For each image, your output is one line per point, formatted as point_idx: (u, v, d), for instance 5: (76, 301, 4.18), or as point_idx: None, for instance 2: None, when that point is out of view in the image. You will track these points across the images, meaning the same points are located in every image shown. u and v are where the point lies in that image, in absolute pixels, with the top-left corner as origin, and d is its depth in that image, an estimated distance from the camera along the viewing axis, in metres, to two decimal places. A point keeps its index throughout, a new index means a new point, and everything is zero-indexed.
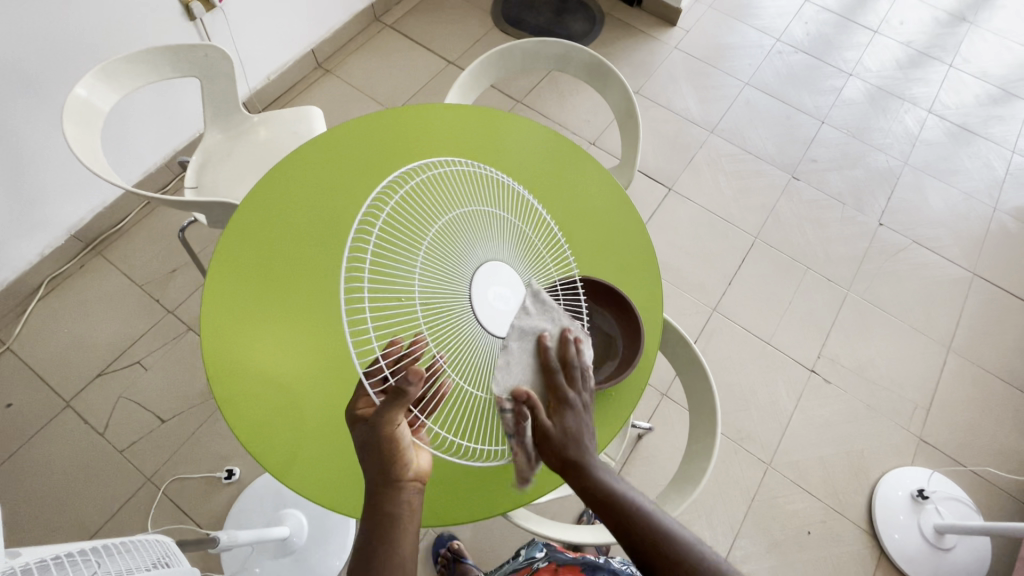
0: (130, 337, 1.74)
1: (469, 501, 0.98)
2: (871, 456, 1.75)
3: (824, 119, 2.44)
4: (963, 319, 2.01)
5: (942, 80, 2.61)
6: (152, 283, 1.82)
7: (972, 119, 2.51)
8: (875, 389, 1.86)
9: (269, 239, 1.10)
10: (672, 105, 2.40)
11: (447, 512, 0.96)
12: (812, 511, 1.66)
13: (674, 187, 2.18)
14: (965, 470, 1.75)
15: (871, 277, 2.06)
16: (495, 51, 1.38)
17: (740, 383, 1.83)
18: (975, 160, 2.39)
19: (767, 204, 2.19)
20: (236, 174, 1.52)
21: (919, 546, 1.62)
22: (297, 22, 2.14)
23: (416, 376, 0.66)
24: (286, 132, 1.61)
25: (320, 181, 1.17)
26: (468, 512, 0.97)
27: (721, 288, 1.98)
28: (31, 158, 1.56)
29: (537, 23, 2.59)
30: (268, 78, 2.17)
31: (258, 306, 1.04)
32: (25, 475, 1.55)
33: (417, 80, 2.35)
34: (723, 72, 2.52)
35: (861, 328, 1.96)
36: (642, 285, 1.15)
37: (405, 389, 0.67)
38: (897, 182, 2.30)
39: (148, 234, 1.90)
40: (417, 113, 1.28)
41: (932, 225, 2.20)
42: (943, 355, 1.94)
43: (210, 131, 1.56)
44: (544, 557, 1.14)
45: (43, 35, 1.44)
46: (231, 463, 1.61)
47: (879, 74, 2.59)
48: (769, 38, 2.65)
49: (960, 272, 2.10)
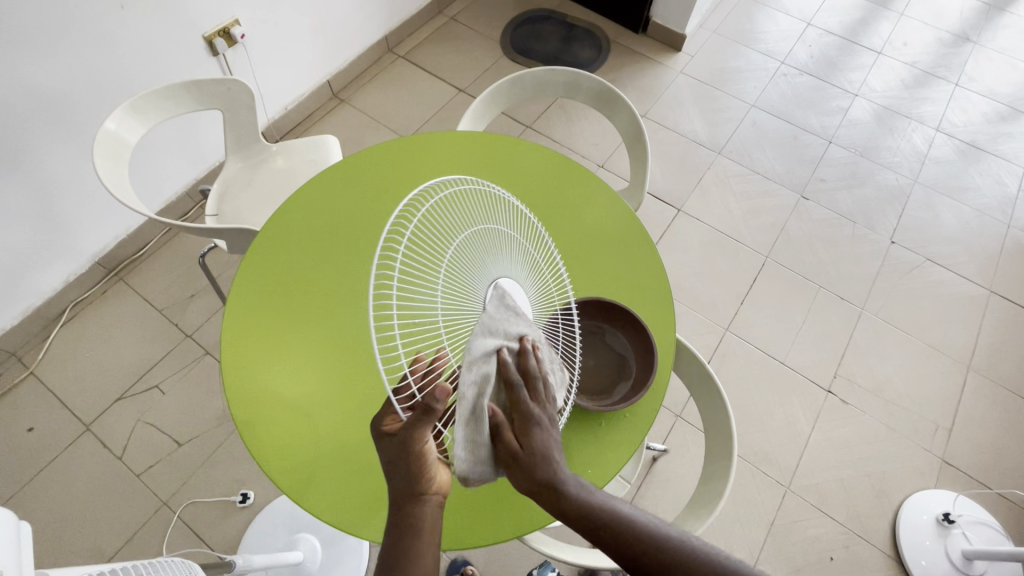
0: (149, 361, 1.77)
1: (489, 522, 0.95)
2: (893, 479, 1.71)
3: (832, 139, 2.46)
4: (982, 338, 1.98)
5: (949, 99, 2.62)
6: (172, 308, 1.87)
7: (981, 136, 2.52)
8: (894, 409, 1.83)
9: (287, 265, 1.13)
10: (678, 127, 2.44)
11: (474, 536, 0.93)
12: (834, 536, 1.62)
13: (683, 209, 2.20)
14: (992, 493, 1.71)
15: (886, 295, 2.05)
16: (505, 80, 1.43)
17: (756, 404, 1.80)
18: (986, 177, 2.39)
19: (776, 224, 2.19)
20: (255, 201, 1.57)
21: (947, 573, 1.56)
22: (315, 55, 2.22)
23: (441, 393, 0.65)
24: (303, 160, 1.66)
25: (337, 208, 1.20)
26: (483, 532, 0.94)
27: (733, 308, 1.98)
28: (61, 189, 1.62)
29: (545, 51, 2.66)
30: (285, 108, 2.24)
31: (277, 330, 1.06)
32: (43, 499, 1.56)
33: (429, 108, 2.41)
34: (728, 94, 2.56)
35: (877, 347, 1.94)
36: (651, 306, 1.14)
37: (432, 406, 0.67)
38: (907, 200, 2.29)
39: (168, 261, 1.95)
40: (427, 140, 1.32)
41: (946, 243, 2.19)
42: (962, 373, 1.91)
43: (231, 160, 1.61)
44: None
45: (76, 74, 1.52)
46: (246, 487, 1.61)
47: (885, 94, 2.62)
48: (773, 61, 2.69)
49: (977, 290, 2.08)
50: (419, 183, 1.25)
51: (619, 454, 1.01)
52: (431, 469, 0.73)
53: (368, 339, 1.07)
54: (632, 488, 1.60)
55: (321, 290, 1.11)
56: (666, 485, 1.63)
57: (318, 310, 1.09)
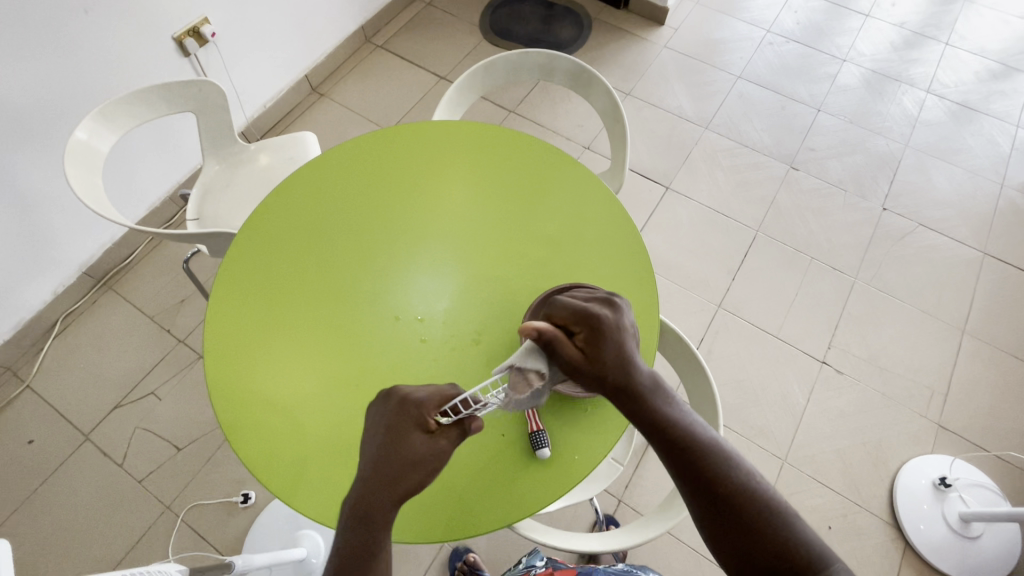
0: (143, 368, 1.78)
1: (484, 506, 0.96)
2: (890, 446, 1.72)
3: (820, 107, 2.42)
4: (976, 301, 1.97)
5: (939, 59, 2.57)
6: (163, 314, 1.87)
7: (972, 96, 2.47)
8: (889, 376, 1.83)
9: (270, 266, 1.12)
10: (664, 103, 2.40)
11: (472, 522, 0.94)
12: (832, 506, 1.63)
13: (671, 186, 2.18)
14: (988, 454, 1.71)
15: (879, 263, 2.03)
16: (478, 66, 1.40)
17: (750, 379, 1.80)
18: (978, 138, 2.36)
19: (766, 196, 2.17)
20: (236, 203, 1.56)
21: (945, 536, 1.57)
22: (290, 50, 2.18)
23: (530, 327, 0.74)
24: (283, 158, 1.64)
25: (317, 205, 1.19)
26: (483, 520, 0.95)
27: (725, 284, 1.97)
28: (40, 201, 1.61)
29: (526, 32, 2.61)
30: (263, 106, 2.21)
31: (262, 332, 1.06)
32: (48, 510, 1.58)
33: (410, 97, 2.38)
34: (715, 66, 2.52)
35: (870, 315, 1.93)
36: (633, 289, 1.13)
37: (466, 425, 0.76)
38: (899, 165, 2.27)
39: (156, 268, 1.94)
40: (406, 132, 1.29)
41: (939, 207, 2.17)
42: (957, 338, 1.90)
43: (209, 163, 1.60)
44: (544, 564, 1.16)
45: (44, 83, 1.49)
46: (248, 487, 1.63)
47: (874, 58, 2.57)
48: (759, 30, 2.64)
49: (971, 253, 2.06)
50: (401, 177, 1.23)
51: (603, 439, 1.01)
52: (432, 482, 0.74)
53: (355, 339, 1.06)
54: (630, 468, 1.61)
55: (304, 291, 1.10)
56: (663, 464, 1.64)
57: (301, 309, 1.08)
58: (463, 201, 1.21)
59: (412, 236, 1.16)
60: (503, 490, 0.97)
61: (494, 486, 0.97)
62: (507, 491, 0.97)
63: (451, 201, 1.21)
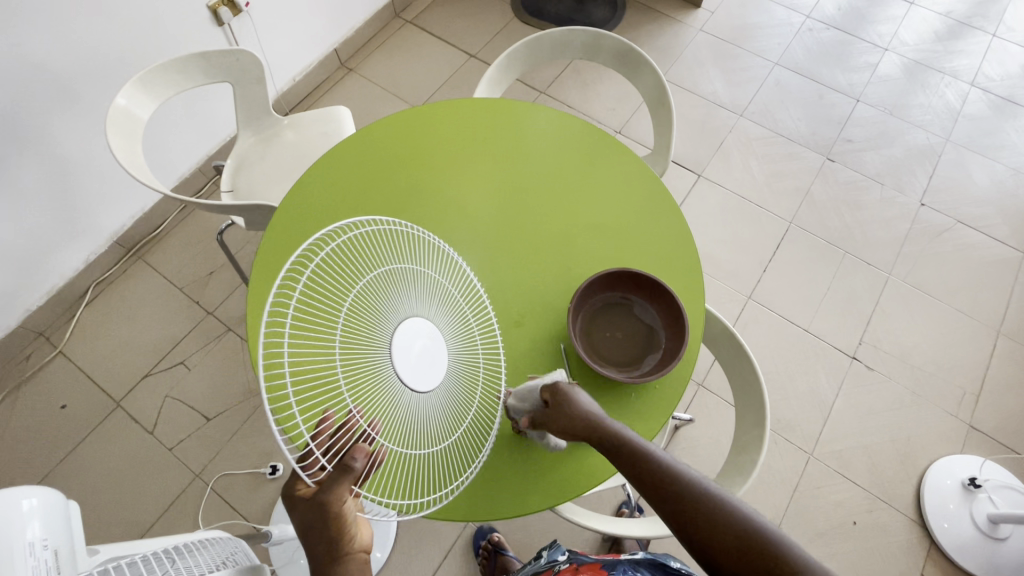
0: (173, 338, 1.79)
1: (536, 485, 0.97)
2: (918, 444, 1.70)
3: (859, 97, 2.35)
4: (1013, 301, 1.93)
5: (985, 51, 2.49)
6: (192, 285, 1.87)
7: (1018, 91, 2.39)
8: (920, 375, 1.80)
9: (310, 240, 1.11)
10: (698, 89, 2.34)
11: (507, 502, 0.95)
12: (857, 502, 1.62)
13: (704, 173, 2.14)
14: (1019, 457, 1.69)
15: (914, 260, 1.99)
16: (523, 43, 1.37)
17: (779, 372, 1.79)
18: (1023, 134, 2.28)
19: (800, 187, 2.12)
20: (270, 176, 1.55)
21: (971, 536, 1.56)
22: (320, 23, 2.15)
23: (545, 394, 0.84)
24: (316, 132, 1.62)
25: (358, 182, 1.17)
26: (534, 498, 0.96)
27: (756, 276, 1.94)
28: (76, 168, 1.61)
29: (557, 12, 2.55)
30: (292, 80, 2.18)
31: None
32: (81, 473, 1.61)
33: (440, 74, 2.35)
34: (751, 52, 2.45)
35: (903, 312, 1.90)
36: (678, 276, 1.11)
37: (350, 465, 0.64)
38: (939, 160, 2.21)
39: (185, 239, 1.94)
40: (449, 109, 1.27)
41: (978, 203, 2.11)
42: (992, 338, 1.87)
43: (242, 135, 1.58)
44: (566, 559, 1.10)
45: (82, 49, 1.48)
46: (275, 459, 1.65)
47: (916, 48, 2.49)
48: (798, 15, 2.56)
49: (1009, 252, 2.01)
50: (441, 157, 1.21)
51: (646, 428, 1.00)
52: (352, 528, 0.73)
53: None
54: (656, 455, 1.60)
55: None
56: (689, 453, 1.63)
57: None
58: (506, 182, 1.19)
59: (456, 216, 1.14)
60: (545, 475, 0.97)
61: (543, 466, 0.98)
62: (550, 475, 0.97)
63: (495, 184, 1.18)
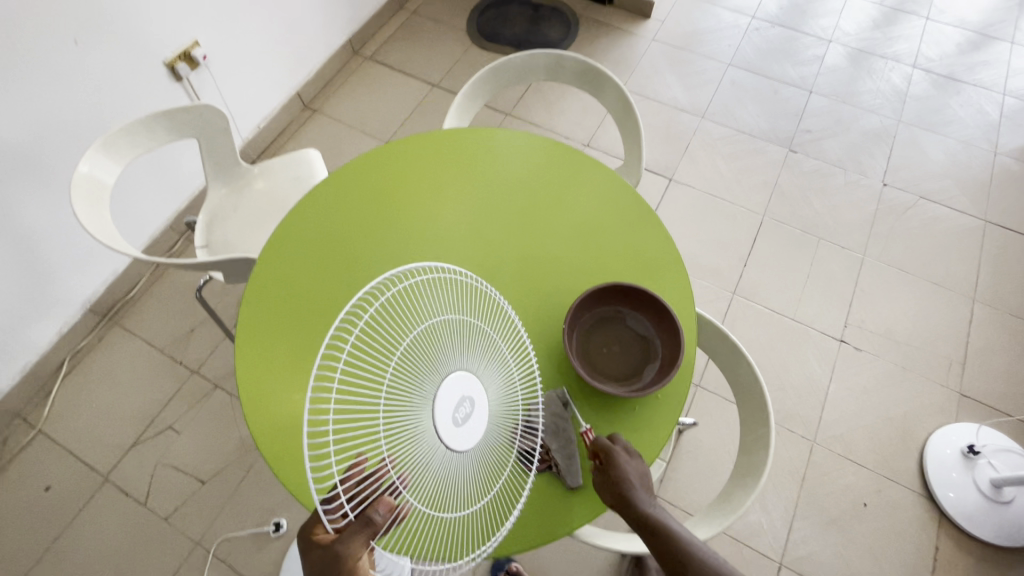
0: (158, 403, 1.73)
1: (555, 512, 0.96)
2: (914, 418, 1.73)
3: (811, 89, 2.44)
4: (982, 268, 2.00)
5: (921, 34, 2.61)
6: (173, 345, 1.82)
7: (957, 68, 2.51)
8: (907, 350, 1.84)
9: (300, 288, 1.09)
10: (658, 96, 2.41)
11: (528, 534, 0.94)
12: (865, 483, 1.64)
13: (674, 177, 2.18)
14: (1010, 419, 1.73)
15: (885, 239, 2.05)
16: (484, 71, 1.39)
17: (773, 363, 1.81)
18: (967, 108, 2.39)
19: (768, 180, 2.18)
20: (245, 227, 1.53)
21: (978, 504, 1.58)
22: (280, 68, 2.15)
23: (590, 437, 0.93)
24: (288, 178, 1.61)
25: (346, 223, 1.16)
26: (549, 529, 0.94)
27: (737, 271, 1.98)
28: (41, 239, 1.57)
29: (513, 35, 2.60)
30: (257, 126, 2.17)
31: (297, 357, 1.02)
32: (72, 557, 1.53)
33: (405, 107, 2.36)
34: (704, 56, 2.53)
35: (882, 290, 1.95)
36: (665, 282, 1.12)
37: (372, 518, 0.68)
38: (894, 140, 2.30)
39: (162, 299, 1.89)
40: (430, 143, 1.27)
41: (936, 178, 2.20)
42: (969, 306, 1.92)
43: (212, 188, 1.56)
44: None
45: (39, 119, 1.45)
46: (278, 515, 1.59)
47: (858, 37, 2.60)
48: (743, 17, 2.66)
49: (972, 222, 2.09)
50: (425, 192, 1.20)
51: (651, 441, 0.99)
52: None
53: None
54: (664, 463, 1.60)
55: (335, 311, 1.06)
56: (696, 456, 1.63)
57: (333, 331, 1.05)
58: (491, 210, 1.19)
59: (448, 251, 1.14)
60: (559, 500, 0.96)
61: (559, 492, 0.97)
62: (563, 500, 0.96)
63: (481, 213, 1.19)
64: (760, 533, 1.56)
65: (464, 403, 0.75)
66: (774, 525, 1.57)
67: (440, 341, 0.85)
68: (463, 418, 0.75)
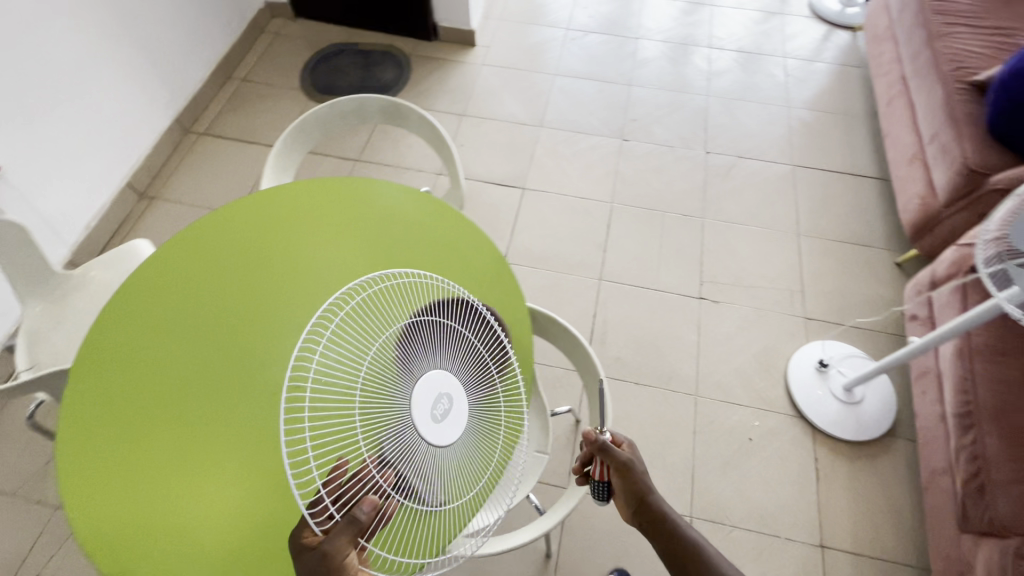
0: (17, 554, 1.53)
1: None
2: (775, 350, 1.92)
3: (631, 82, 2.70)
4: (800, 206, 2.28)
5: (711, 20, 2.98)
6: (26, 484, 1.63)
7: (744, 43, 2.89)
8: (756, 292, 2.05)
9: (143, 375, 0.96)
10: (498, 115, 2.54)
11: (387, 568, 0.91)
12: (748, 419, 1.79)
13: (527, 186, 2.31)
14: (849, 329, 1.98)
15: (718, 200, 2.29)
16: (291, 126, 1.41)
17: (648, 334, 1.94)
18: (760, 75, 2.75)
19: (610, 171, 2.37)
20: (74, 335, 1.41)
21: (839, 410, 1.78)
22: (100, 162, 2.04)
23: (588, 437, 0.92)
24: (116, 273, 1.52)
25: (182, 296, 1.05)
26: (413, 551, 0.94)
27: (600, 258, 2.11)
28: None
29: (349, 84, 2.65)
30: (87, 226, 2.03)
31: (146, 455, 0.91)
32: None
33: (250, 174, 2.32)
34: (532, 71, 2.72)
35: (726, 245, 2.16)
36: (491, 288, 1.20)
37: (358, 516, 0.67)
38: (708, 113, 2.58)
39: (4, 437, 1.69)
40: (258, 199, 1.20)
41: (748, 138, 2.49)
42: (797, 241, 2.19)
43: (28, 303, 1.43)
44: None
45: None
46: None
47: (660, 31, 2.92)
48: (560, 31, 2.90)
49: (784, 169, 2.39)
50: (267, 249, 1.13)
51: None
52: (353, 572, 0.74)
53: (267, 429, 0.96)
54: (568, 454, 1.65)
55: (191, 389, 0.97)
56: None
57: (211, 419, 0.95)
58: (332, 257, 1.15)
59: (295, 307, 1.07)
60: None
61: None
62: None
63: (326, 261, 1.14)
64: (668, 493, 1.65)
65: (442, 398, 0.75)
66: (679, 482, 1.67)
67: (402, 349, 0.79)
68: (443, 413, 0.74)
